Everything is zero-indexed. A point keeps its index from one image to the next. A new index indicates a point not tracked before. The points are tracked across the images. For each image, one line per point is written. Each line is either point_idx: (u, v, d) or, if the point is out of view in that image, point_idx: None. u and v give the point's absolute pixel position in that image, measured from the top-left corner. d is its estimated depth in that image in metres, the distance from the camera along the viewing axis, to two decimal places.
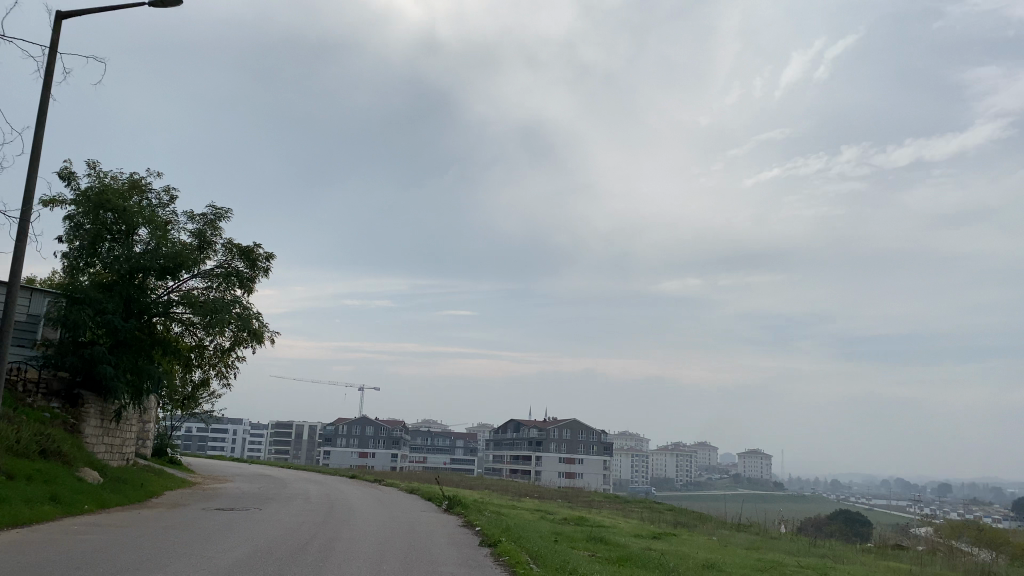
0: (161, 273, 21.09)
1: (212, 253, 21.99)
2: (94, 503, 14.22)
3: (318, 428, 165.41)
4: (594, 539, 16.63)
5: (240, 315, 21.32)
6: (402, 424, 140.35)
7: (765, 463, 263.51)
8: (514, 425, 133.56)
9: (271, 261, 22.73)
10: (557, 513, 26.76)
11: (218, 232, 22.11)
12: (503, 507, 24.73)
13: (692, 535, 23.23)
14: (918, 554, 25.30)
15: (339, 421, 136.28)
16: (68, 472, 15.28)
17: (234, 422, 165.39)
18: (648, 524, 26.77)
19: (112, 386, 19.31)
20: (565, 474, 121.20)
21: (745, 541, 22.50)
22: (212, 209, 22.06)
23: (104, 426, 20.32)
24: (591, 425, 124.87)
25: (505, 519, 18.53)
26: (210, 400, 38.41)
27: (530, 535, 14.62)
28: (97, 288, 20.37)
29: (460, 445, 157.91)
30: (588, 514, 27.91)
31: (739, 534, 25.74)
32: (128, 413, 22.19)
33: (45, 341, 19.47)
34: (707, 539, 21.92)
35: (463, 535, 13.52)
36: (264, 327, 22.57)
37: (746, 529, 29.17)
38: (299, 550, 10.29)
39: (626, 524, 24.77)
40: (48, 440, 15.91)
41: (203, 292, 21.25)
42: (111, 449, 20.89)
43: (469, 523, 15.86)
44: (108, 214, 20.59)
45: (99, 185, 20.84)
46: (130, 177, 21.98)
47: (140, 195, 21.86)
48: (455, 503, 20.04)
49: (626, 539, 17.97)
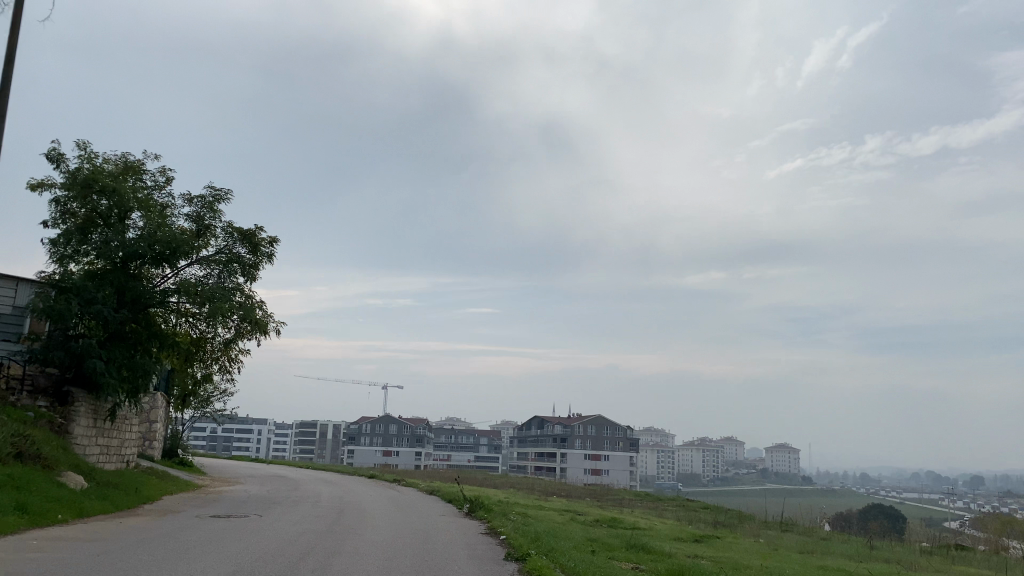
0: (157, 260, 19.50)
1: (211, 239, 20.36)
2: (70, 511, 12.60)
3: (342, 427, 164.88)
4: (632, 546, 14.74)
5: (242, 305, 19.68)
6: (425, 422, 139.38)
7: (792, 458, 260.28)
8: (538, 422, 131.99)
9: (275, 246, 21.04)
10: (589, 513, 25.04)
11: (217, 216, 20.46)
12: (530, 508, 23.01)
13: (736, 537, 21.45)
14: (981, 555, 23.11)
15: (362, 420, 135.14)
16: (47, 477, 13.70)
17: (258, 423, 165.01)
18: (686, 525, 24.83)
19: (103, 382, 17.77)
20: (590, 470, 119.21)
21: (794, 544, 20.67)
22: (211, 190, 20.40)
23: (97, 426, 18.82)
24: (616, 421, 123.03)
25: (533, 524, 16.67)
26: (219, 393, 36.97)
27: (561, 544, 12.77)
28: (88, 278, 18.82)
29: (484, 443, 156.69)
30: (621, 514, 26.20)
31: (784, 535, 23.94)
32: (125, 412, 20.67)
33: (32, 334, 17.97)
34: (753, 542, 20.10)
35: (484, 546, 11.77)
36: (268, 317, 20.87)
37: (789, 527, 27.29)
38: (288, 570, 8.61)
39: (662, 525, 23.07)
40: (27, 441, 14.36)
41: (202, 279, 19.65)
42: (106, 452, 19.39)
43: (492, 530, 14.03)
44: (100, 197, 19.03)
45: (90, 166, 19.27)
46: (124, 159, 20.39)
47: (135, 179, 20.26)
48: (477, 506, 18.24)
49: (670, 546, 16.13)
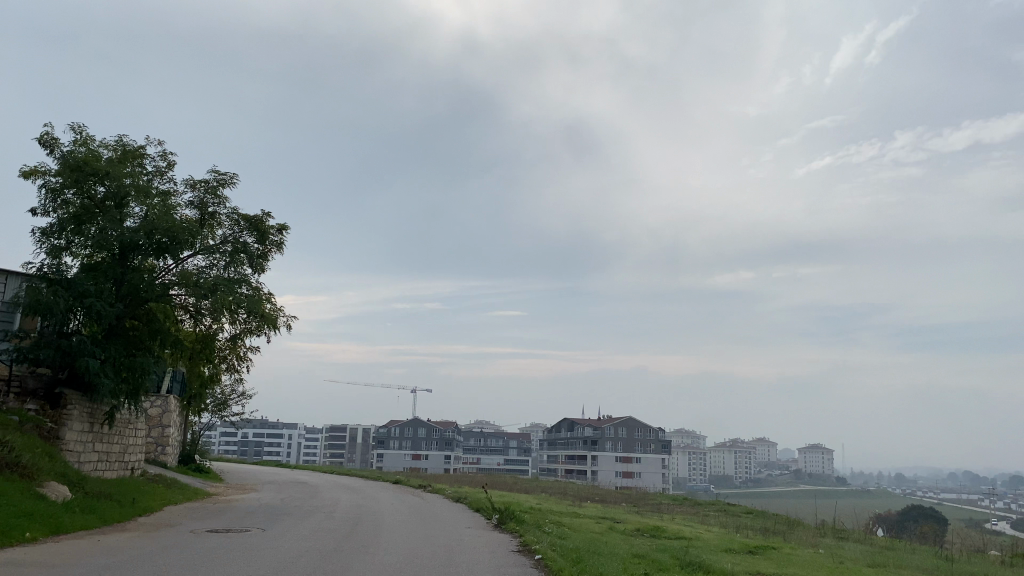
0: (157, 250, 17.99)
1: (215, 227, 18.85)
2: (41, 529, 11.00)
3: (371, 431, 164.20)
4: (685, 562, 12.99)
5: (249, 297, 18.13)
6: (455, 424, 137.95)
7: (826, 458, 255.61)
8: (568, 424, 129.94)
9: (285, 234, 19.48)
10: (629, 522, 23.18)
11: (222, 202, 18.93)
12: (565, 517, 21.19)
13: (794, 547, 19.50)
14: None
15: (391, 424, 134.00)
16: (22, 488, 12.17)
17: (288, 427, 164.62)
18: (733, 533, 23.02)
19: (98, 383, 16.33)
20: (622, 473, 117.08)
21: (860, 555, 18.67)
22: (214, 174, 18.87)
23: (94, 431, 17.38)
24: (648, 423, 120.66)
25: (571, 538, 14.92)
26: (234, 389, 35.56)
27: (605, 564, 11.04)
28: (82, 270, 17.33)
29: (514, 446, 154.94)
30: (663, 522, 24.52)
31: (843, 543, 21.94)
32: (126, 415, 19.23)
33: (22, 332, 16.54)
34: (814, 554, 18.17)
35: (516, 570, 9.97)
36: (278, 310, 19.32)
37: (845, 535, 25.46)
38: None
39: (710, 534, 21.31)
40: (4, 448, 12.86)
41: (205, 270, 18.11)
42: (104, 457, 17.92)
43: (526, 547, 12.30)
44: (96, 184, 17.49)
45: (85, 151, 17.76)
46: (123, 144, 18.87)
47: (135, 165, 18.73)
48: (507, 516, 16.51)
49: (724, 562, 14.22)
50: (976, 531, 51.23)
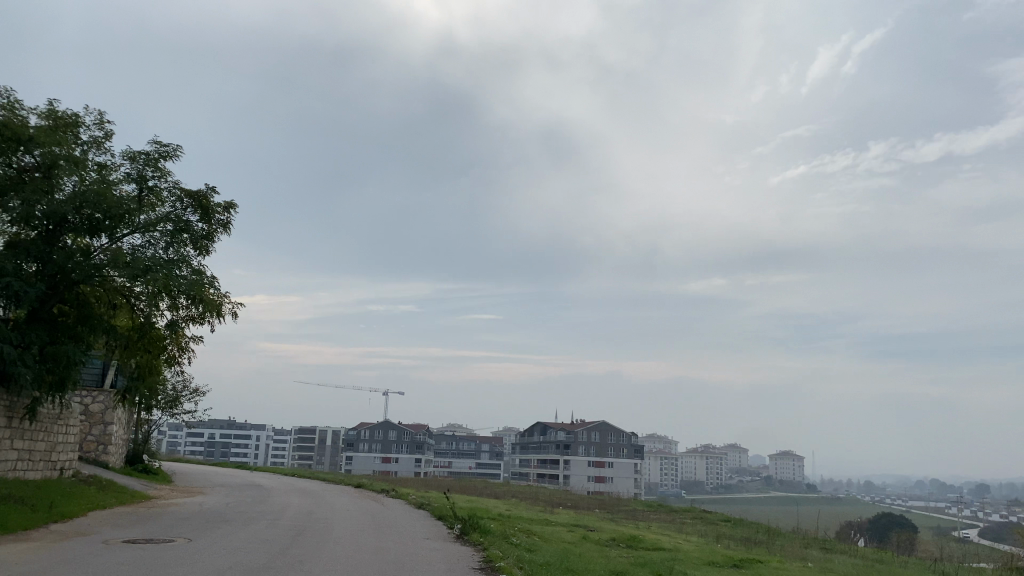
0: (89, 228, 16.29)
1: (156, 204, 17.25)
2: None
3: (341, 433, 162.05)
4: None
5: (190, 280, 16.59)
6: (426, 427, 136.09)
7: (796, 465, 256.51)
8: (540, 428, 128.53)
9: (232, 214, 18.02)
10: (603, 530, 21.76)
11: (164, 176, 17.32)
12: (535, 525, 19.69)
13: (784, 561, 18.06)
14: None
15: (361, 426, 131.70)
16: None
17: (256, 428, 161.79)
18: (713, 543, 21.68)
19: (16, 374, 14.61)
20: (594, 478, 115.84)
21: (852, 571, 17.37)
22: (156, 146, 17.24)
23: (11, 427, 15.65)
24: (620, 427, 119.63)
25: (541, 551, 13.43)
26: (182, 380, 33.86)
27: None
28: (3, 248, 15.55)
29: (485, 450, 153.26)
30: (639, 531, 23.16)
31: (833, 557, 20.61)
32: (52, 410, 17.48)
33: None
34: (804, 569, 16.81)
35: None
36: (223, 296, 17.76)
37: (831, 546, 24.32)
38: None
39: (690, 545, 19.94)
40: None
41: (143, 251, 16.52)
42: (25, 457, 16.18)
43: (490, 564, 10.78)
44: (23, 152, 15.60)
45: (10, 115, 15.87)
46: (54, 111, 17.03)
47: (68, 135, 16.91)
48: (471, 525, 14.96)
49: None
50: (946, 537, 50.71)
